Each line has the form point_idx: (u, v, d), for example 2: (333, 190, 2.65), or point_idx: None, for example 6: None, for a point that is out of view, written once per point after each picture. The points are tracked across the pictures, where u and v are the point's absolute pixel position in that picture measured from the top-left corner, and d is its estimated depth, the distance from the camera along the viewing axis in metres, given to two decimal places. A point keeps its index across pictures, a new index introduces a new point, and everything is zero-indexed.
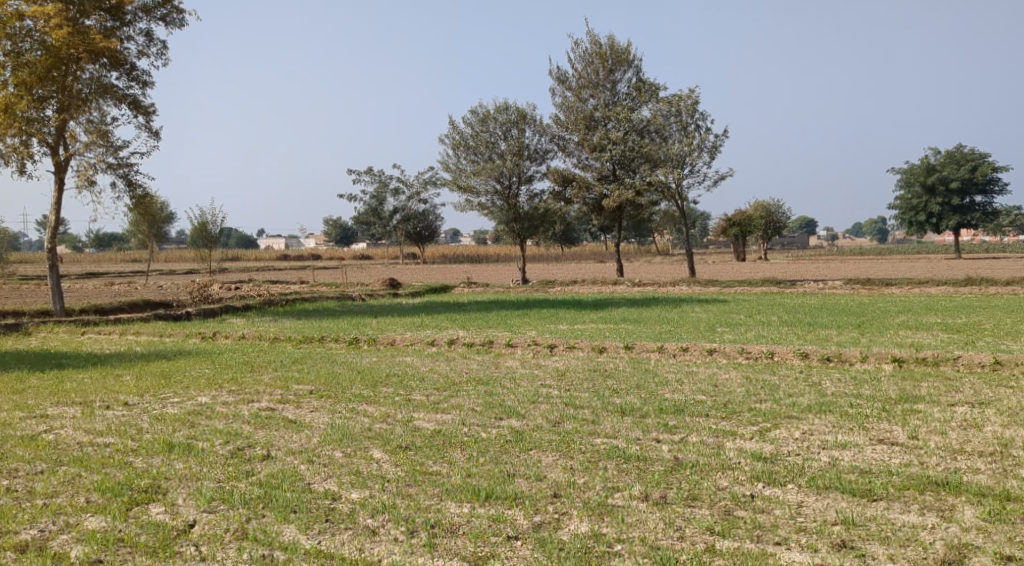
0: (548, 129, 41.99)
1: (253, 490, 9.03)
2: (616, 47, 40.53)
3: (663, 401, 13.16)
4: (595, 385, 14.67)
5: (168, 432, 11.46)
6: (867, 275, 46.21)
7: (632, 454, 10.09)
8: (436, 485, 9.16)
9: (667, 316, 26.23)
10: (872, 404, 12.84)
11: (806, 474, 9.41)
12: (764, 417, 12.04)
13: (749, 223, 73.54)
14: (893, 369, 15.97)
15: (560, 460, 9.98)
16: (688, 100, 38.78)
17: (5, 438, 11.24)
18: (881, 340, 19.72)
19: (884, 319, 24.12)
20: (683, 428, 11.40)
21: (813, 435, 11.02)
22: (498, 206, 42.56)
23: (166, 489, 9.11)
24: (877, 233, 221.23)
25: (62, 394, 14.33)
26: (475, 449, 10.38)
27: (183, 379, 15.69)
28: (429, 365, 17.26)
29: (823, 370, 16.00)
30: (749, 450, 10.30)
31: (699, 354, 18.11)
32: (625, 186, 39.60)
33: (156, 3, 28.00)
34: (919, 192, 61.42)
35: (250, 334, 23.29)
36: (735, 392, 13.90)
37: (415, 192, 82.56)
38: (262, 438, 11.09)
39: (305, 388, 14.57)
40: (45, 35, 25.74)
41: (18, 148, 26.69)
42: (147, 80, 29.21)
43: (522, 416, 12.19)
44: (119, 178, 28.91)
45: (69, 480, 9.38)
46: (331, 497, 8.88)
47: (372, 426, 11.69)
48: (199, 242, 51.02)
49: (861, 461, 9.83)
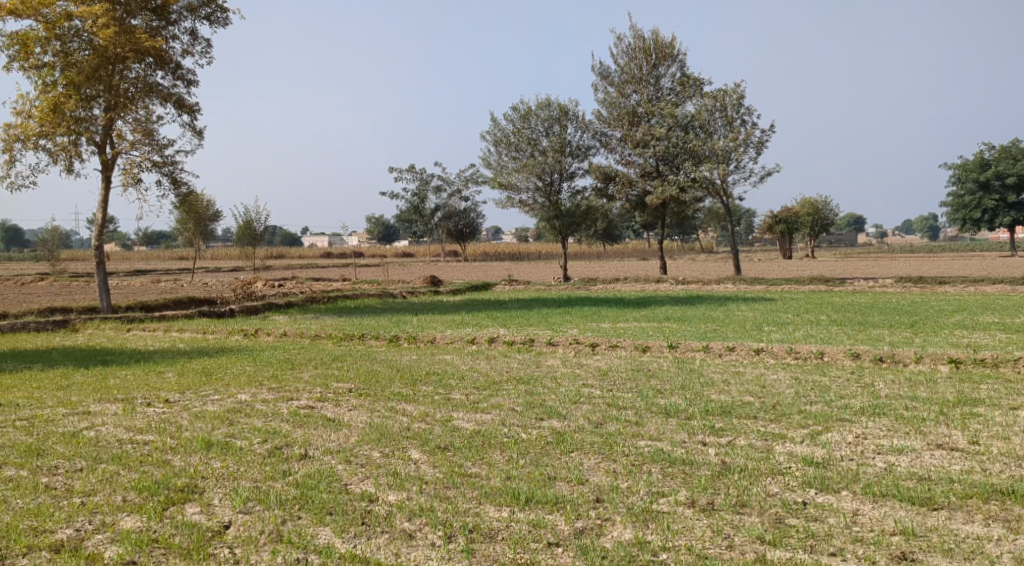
0: (590, 125, 41.60)
1: (289, 491, 8.88)
2: (660, 41, 39.96)
3: (709, 402, 12.74)
4: (639, 385, 14.32)
5: (207, 431, 11.39)
6: (918, 275, 42.06)
7: (678, 458, 9.74)
8: (475, 488, 8.91)
9: (713, 314, 25.67)
10: (929, 406, 12.29)
11: (862, 481, 8.96)
12: (815, 420, 11.58)
13: (795, 219, 72.20)
14: (949, 370, 15.36)
15: (603, 463, 9.67)
16: (734, 94, 37.99)
17: (46, 434, 11.27)
18: (938, 341, 18.99)
19: (941, 319, 23.24)
20: (731, 431, 11.01)
21: (867, 439, 10.55)
22: (540, 203, 42.31)
23: (203, 488, 9.00)
24: (928, 231, 216.10)
25: (106, 391, 14.40)
26: (516, 451, 10.11)
27: (224, 376, 15.70)
28: (469, 364, 17.03)
29: (875, 371, 15.46)
30: (800, 454, 9.88)
31: (746, 354, 17.64)
32: (669, 183, 39.04)
33: (201, 2, 28.23)
34: (972, 188, 59.61)
35: (292, 332, 23.31)
36: (784, 394, 13.44)
37: (456, 190, 82.70)
38: (300, 437, 10.95)
39: (345, 387, 14.45)
40: (92, 34, 26.13)
41: (67, 147, 27.14)
42: (192, 79, 29.52)
43: (564, 417, 11.91)
44: (165, 177, 29.24)
45: (107, 478, 9.33)
46: (368, 499, 8.69)
47: (410, 425, 11.50)
48: (243, 240, 51.52)
49: (919, 468, 9.34)
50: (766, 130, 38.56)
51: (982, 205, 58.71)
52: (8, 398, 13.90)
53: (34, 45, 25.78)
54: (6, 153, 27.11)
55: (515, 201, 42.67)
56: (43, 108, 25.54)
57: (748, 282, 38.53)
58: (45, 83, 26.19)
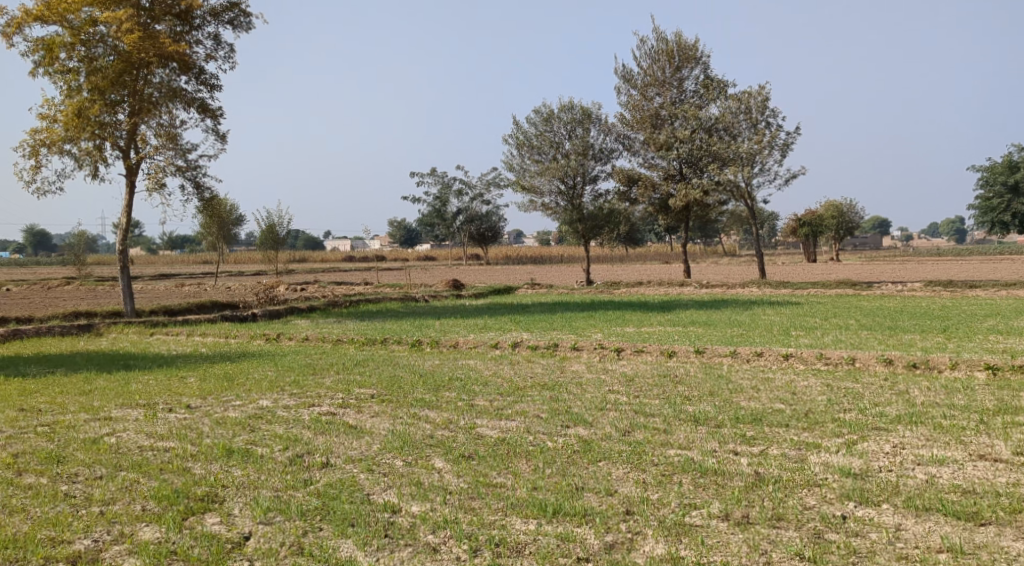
0: (613, 128, 41.25)
1: (310, 501, 8.68)
2: (683, 43, 39.56)
3: (739, 410, 12.39)
4: (666, 392, 13.98)
5: (228, 437, 11.25)
6: (951, 277, 44.57)
7: (709, 468, 9.43)
8: (501, 499, 8.66)
9: (738, 318, 25.30)
10: (967, 415, 11.87)
11: (903, 494, 8.60)
12: (849, 428, 11.21)
13: (820, 223, 71.35)
14: (986, 378, 14.87)
15: (632, 473, 9.38)
16: (759, 96, 37.55)
17: (67, 440, 11.18)
18: (973, 347, 18.47)
19: (974, 324, 22.68)
20: (763, 440, 10.67)
21: (905, 449, 10.17)
22: (562, 207, 42.05)
23: (223, 498, 8.82)
24: (955, 235, 213.50)
25: (127, 396, 14.30)
26: (542, 460, 9.84)
27: (245, 381, 15.58)
28: (492, 369, 16.76)
29: (909, 378, 15.00)
30: (836, 465, 9.53)
31: (774, 359, 17.25)
32: (692, 186, 38.61)
33: (224, 6, 28.28)
34: (1001, 192, 58.49)
35: (314, 337, 23.20)
36: (816, 401, 13.05)
37: (478, 193, 82.82)
38: (322, 445, 10.77)
39: (367, 393, 14.26)
40: (117, 39, 26.20)
41: (92, 152, 27.25)
42: (216, 84, 29.58)
43: (590, 424, 11.63)
44: (189, 181, 29.30)
45: (126, 486, 9.18)
46: (391, 510, 8.47)
47: (433, 433, 11.27)
48: (266, 244, 51.68)
49: (963, 480, 8.95)
50: (791, 133, 38.07)
51: (1012, 208, 57.64)
52: (31, 403, 13.88)
53: (59, 50, 25.92)
54: (32, 158, 27.28)
55: (537, 204, 42.44)
56: (69, 112, 25.68)
57: (773, 286, 38.09)
58: (70, 89, 26.33)
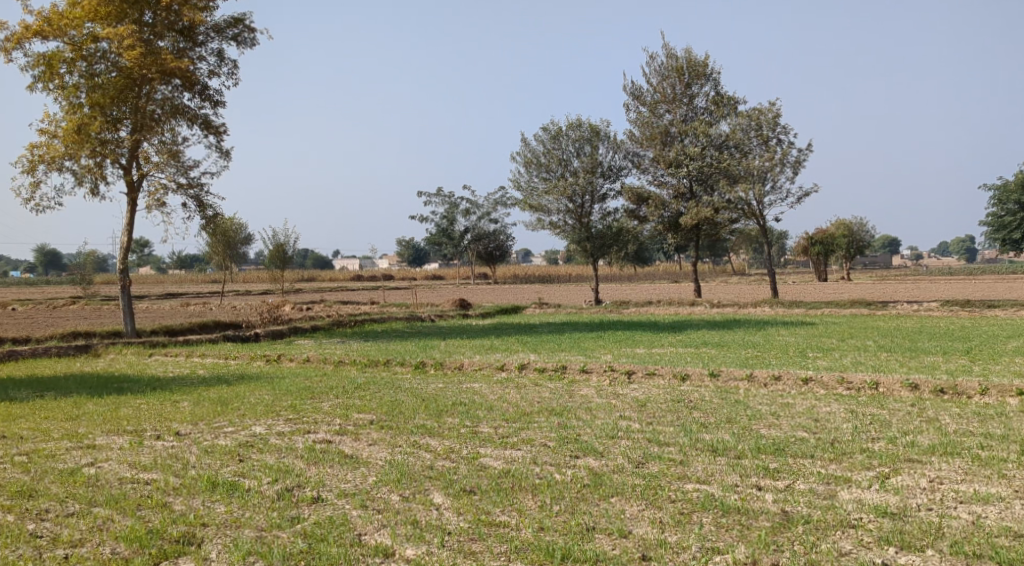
0: (623, 145, 40.68)
1: (296, 543, 7.96)
2: (693, 60, 39.07)
3: (760, 439, 11.59)
4: (680, 419, 13.17)
5: (215, 468, 10.51)
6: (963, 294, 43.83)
7: (731, 505, 8.63)
8: (505, 542, 7.92)
9: (752, 339, 24.52)
10: (1007, 446, 11.03)
11: (947, 537, 7.83)
12: (881, 460, 10.39)
13: (830, 242, 70.20)
14: (1018, 404, 14.01)
15: (647, 511, 8.59)
16: (769, 113, 37.21)
17: (43, 471, 10.47)
18: (999, 370, 17.66)
19: (996, 345, 21.80)
20: (788, 473, 9.84)
21: (943, 485, 9.36)
22: (569, 225, 41.35)
23: (201, 539, 8.12)
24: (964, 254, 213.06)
25: (116, 421, 13.66)
26: (549, 496, 9.09)
27: (240, 405, 14.87)
28: (498, 392, 16.01)
29: (939, 404, 14.12)
30: (871, 503, 8.72)
31: (793, 384, 16.39)
32: (703, 204, 37.82)
33: (228, 22, 27.80)
34: (1014, 209, 56.59)
35: (315, 358, 22.36)
36: (842, 429, 12.25)
37: (485, 212, 82.70)
38: (314, 476, 10.03)
39: (366, 418, 13.52)
40: (118, 55, 25.74)
41: (92, 169, 26.75)
42: (219, 101, 29.08)
43: (601, 455, 10.86)
44: (191, 199, 28.77)
45: (97, 525, 8.47)
46: (382, 554, 7.75)
47: (433, 464, 10.52)
48: (273, 264, 51.00)
49: (1011, 521, 8.17)
50: (803, 149, 37.57)
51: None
52: (14, 430, 13.21)
53: (60, 66, 25.52)
54: (31, 174, 26.81)
55: (545, 223, 41.79)
56: (69, 129, 25.20)
57: (787, 305, 37.14)
58: (71, 105, 25.87)
